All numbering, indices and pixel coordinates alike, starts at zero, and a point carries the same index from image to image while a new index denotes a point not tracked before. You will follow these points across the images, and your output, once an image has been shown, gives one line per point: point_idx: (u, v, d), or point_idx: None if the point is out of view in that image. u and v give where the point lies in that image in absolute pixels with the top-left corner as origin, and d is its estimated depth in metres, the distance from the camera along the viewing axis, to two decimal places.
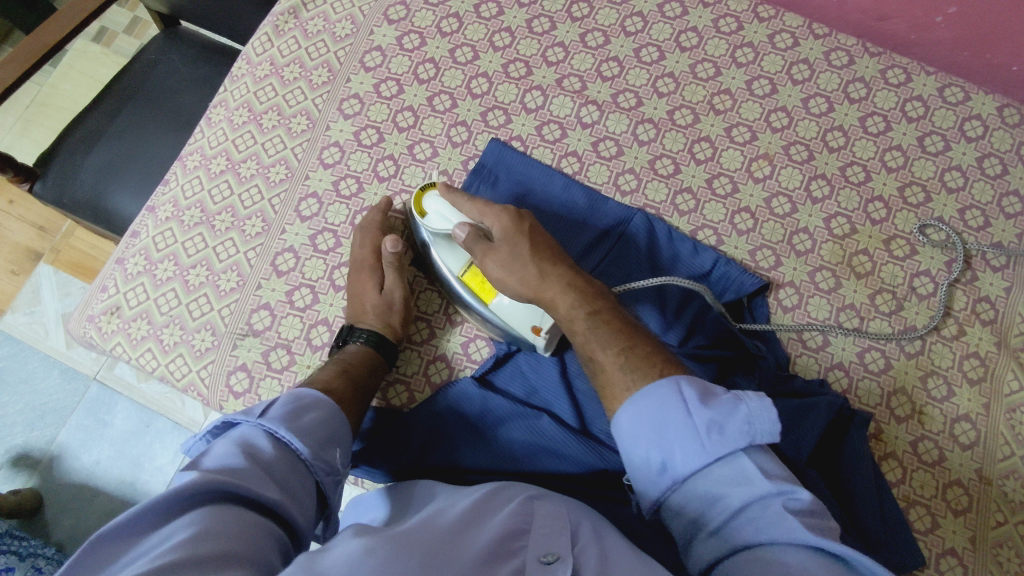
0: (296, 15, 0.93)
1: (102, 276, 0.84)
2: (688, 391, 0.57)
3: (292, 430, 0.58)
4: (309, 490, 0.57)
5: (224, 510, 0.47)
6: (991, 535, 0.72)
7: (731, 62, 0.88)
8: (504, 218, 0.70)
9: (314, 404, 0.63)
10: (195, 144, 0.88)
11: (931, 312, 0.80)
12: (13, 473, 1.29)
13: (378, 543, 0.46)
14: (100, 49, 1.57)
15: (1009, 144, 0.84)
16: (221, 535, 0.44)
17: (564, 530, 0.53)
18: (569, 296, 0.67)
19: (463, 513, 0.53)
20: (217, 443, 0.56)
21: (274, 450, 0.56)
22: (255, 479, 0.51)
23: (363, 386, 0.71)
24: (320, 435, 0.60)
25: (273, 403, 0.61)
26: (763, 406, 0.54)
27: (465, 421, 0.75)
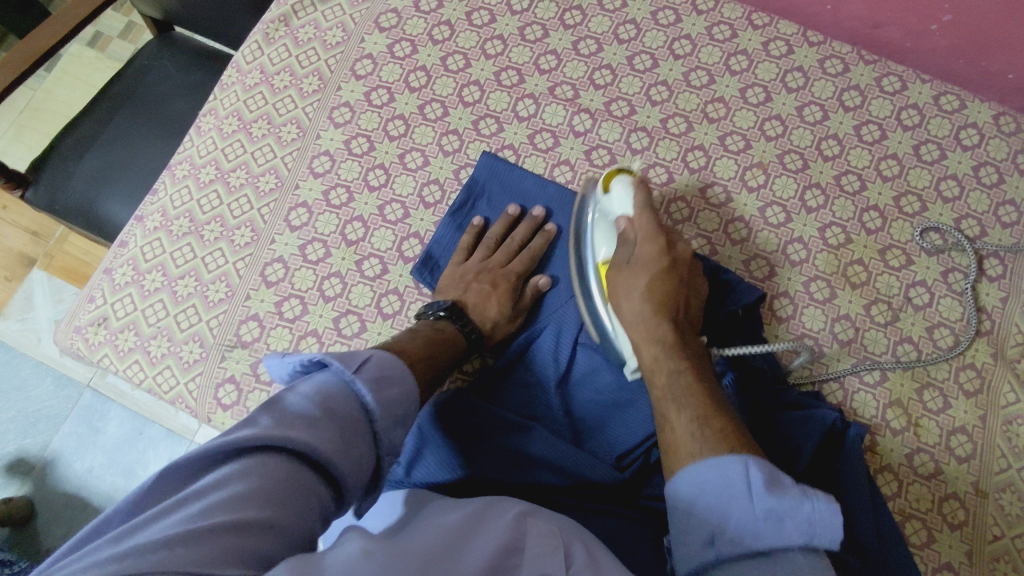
0: (287, 22, 0.92)
1: (90, 286, 0.83)
2: (757, 473, 0.54)
3: (376, 396, 0.55)
4: (369, 459, 0.53)
5: (274, 468, 0.46)
6: (988, 549, 0.72)
7: (725, 70, 0.88)
8: (653, 244, 0.70)
9: (398, 375, 0.59)
10: (185, 153, 0.87)
11: (927, 323, 0.79)
12: (6, 481, 1.29)
13: (377, 548, 0.45)
14: (94, 53, 1.56)
15: (1006, 152, 0.83)
16: (264, 494, 0.44)
17: (558, 551, 0.51)
18: (656, 349, 0.66)
19: (457, 527, 0.52)
20: (302, 385, 0.54)
21: (351, 408, 0.53)
22: (317, 436, 0.49)
23: (443, 366, 0.69)
24: (398, 411, 0.57)
25: (366, 359, 0.58)
26: (829, 510, 0.52)
27: (472, 428, 0.72)
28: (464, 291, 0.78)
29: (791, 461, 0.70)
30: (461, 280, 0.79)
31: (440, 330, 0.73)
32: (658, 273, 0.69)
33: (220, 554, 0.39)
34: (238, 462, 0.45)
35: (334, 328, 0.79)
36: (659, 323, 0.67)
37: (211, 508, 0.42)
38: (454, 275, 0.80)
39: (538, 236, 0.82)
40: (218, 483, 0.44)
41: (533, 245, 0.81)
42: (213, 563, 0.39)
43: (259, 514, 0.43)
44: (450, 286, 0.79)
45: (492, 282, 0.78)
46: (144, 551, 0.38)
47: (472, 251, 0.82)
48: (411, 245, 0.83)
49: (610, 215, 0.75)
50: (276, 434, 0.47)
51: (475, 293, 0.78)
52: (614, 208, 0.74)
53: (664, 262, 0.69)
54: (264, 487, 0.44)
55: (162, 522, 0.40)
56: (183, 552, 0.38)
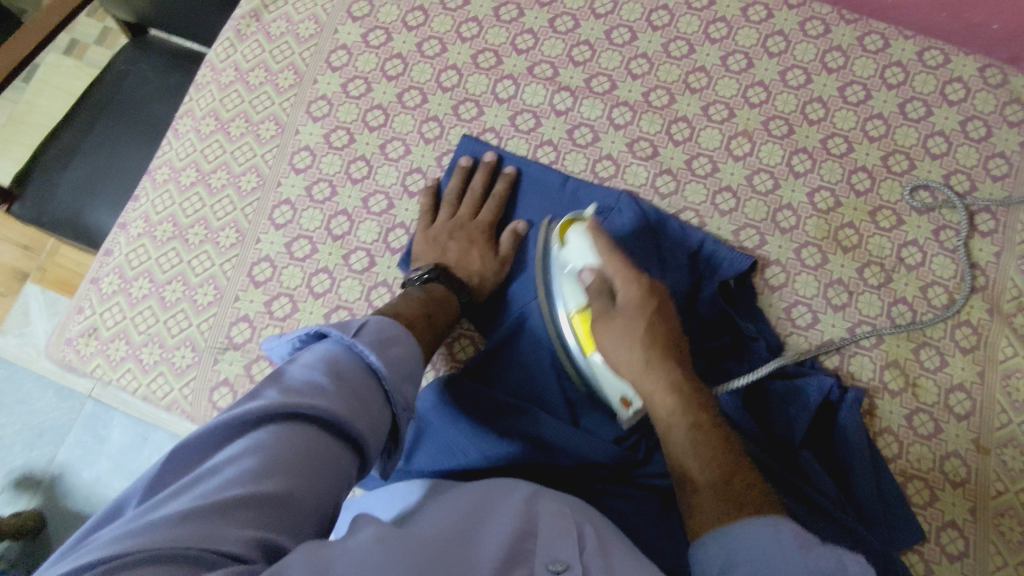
0: (258, 18, 0.91)
1: (77, 297, 0.83)
2: (790, 533, 0.50)
3: (381, 357, 0.54)
4: (383, 416, 0.52)
5: (285, 437, 0.45)
6: (991, 504, 0.72)
7: (705, 38, 0.86)
8: (637, 287, 0.64)
9: (401, 332, 0.58)
10: (164, 157, 0.87)
11: (921, 282, 0.78)
12: (15, 495, 1.30)
13: (390, 535, 0.45)
14: (73, 61, 1.55)
15: (993, 105, 0.82)
16: (280, 465, 0.44)
17: (571, 532, 0.51)
18: (671, 402, 0.60)
19: (474, 513, 0.51)
20: (302, 355, 0.53)
21: (357, 371, 0.52)
22: (328, 399, 0.48)
23: (439, 329, 0.70)
24: (407, 368, 0.56)
25: (366, 321, 0.56)
26: (866, 574, 0.48)
27: (474, 411, 0.72)
28: (443, 251, 0.78)
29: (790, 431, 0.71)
30: (437, 241, 0.79)
31: (432, 292, 0.73)
32: (650, 315, 0.63)
33: (241, 528, 0.40)
34: (253, 434, 0.45)
35: (326, 324, 0.78)
36: (666, 370, 0.61)
37: (227, 484, 0.41)
38: (429, 237, 0.79)
39: (500, 179, 0.82)
40: (235, 456, 0.44)
41: (496, 191, 0.82)
42: (234, 537, 0.39)
43: (280, 484, 0.43)
44: (424, 249, 0.79)
45: (468, 238, 0.79)
46: (164, 524, 0.38)
47: (437, 211, 0.82)
48: (398, 235, 0.82)
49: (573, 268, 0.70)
50: (284, 402, 0.47)
51: (455, 250, 0.78)
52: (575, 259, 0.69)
53: (650, 309, 0.63)
54: (281, 457, 0.44)
55: (181, 496, 0.41)
56: (204, 524, 0.39)
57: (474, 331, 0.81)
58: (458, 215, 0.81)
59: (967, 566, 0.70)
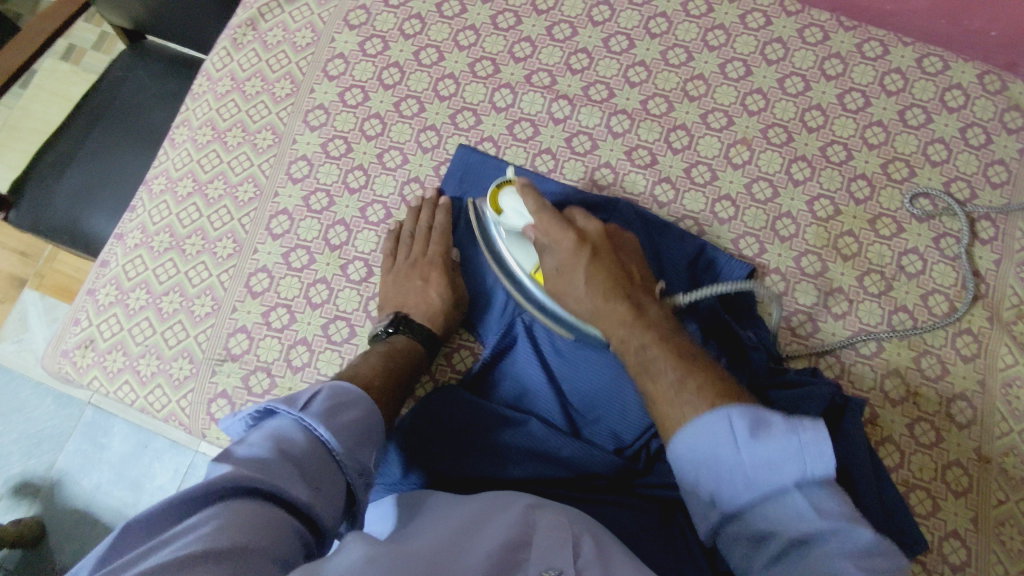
0: (254, 26, 0.90)
1: (74, 308, 0.83)
2: (739, 417, 0.54)
3: (329, 425, 0.55)
4: (338, 485, 0.53)
5: (241, 506, 0.45)
6: (993, 513, 0.71)
7: (703, 46, 0.86)
8: (568, 242, 0.66)
9: (352, 400, 0.59)
10: (161, 167, 0.86)
11: (921, 290, 0.78)
12: (14, 502, 1.29)
13: (380, 552, 0.45)
14: (69, 67, 1.55)
15: (993, 112, 0.82)
16: (238, 530, 0.43)
17: (567, 542, 0.50)
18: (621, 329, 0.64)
19: (464, 529, 0.52)
20: (251, 433, 0.53)
21: (306, 443, 0.53)
22: (278, 476, 0.48)
23: (404, 377, 0.69)
24: (357, 433, 0.57)
25: (313, 391, 0.58)
26: (817, 440, 0.51)
27: (466, 426, 0.72)
28: (404, 298, 0.77)
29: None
30: (397, 289, 0.77)
31: (394, 342, 0.72)
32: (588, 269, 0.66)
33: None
34: (206, 507, 0.45)
35: (323, 335, 0.78)
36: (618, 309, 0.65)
37: (188, 548, 0.40)
38: (391, 279, 0.78)
39: (439, 211, 0.81)
40: (188, 526, 0.42)
41: (440, 223, 0.81)
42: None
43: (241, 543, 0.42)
44: (387, 293, 0.78)
45: (423, 275, 0.77)
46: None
47: (395, 252, 0.80)
48: None
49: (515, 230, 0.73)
50: (235, 475, 0.47)
51: (414, 295, 0.76)
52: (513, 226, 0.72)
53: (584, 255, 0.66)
54: (237, 522, 0.43)
55: (137, 567, 0.39)
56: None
57: (472, 342, 0.81)
58: (413, 253, 0.79)
59: None
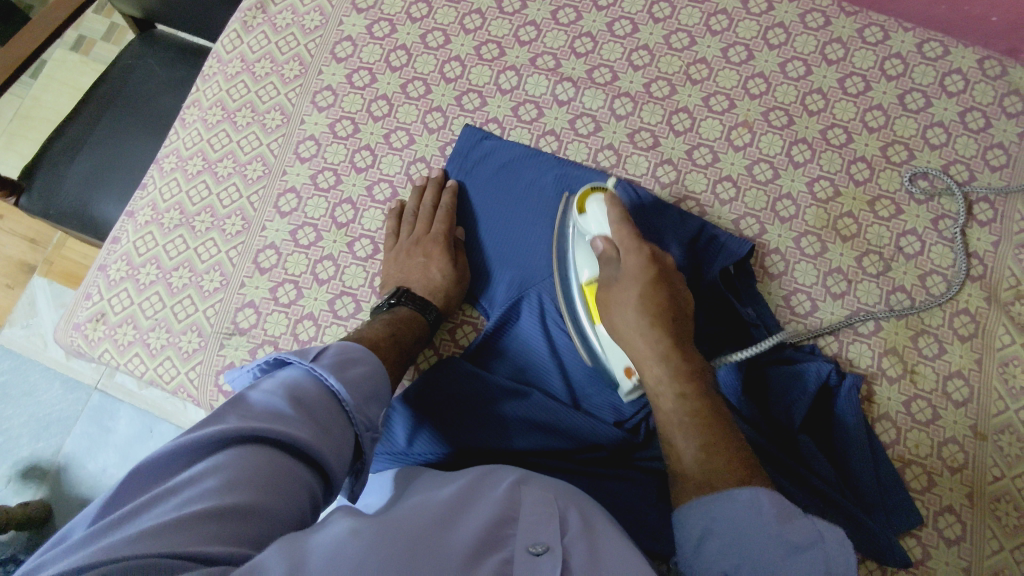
0: (264, 9, 0.92)
1: (86, 284, 0.84)
2: (768, 503, 0.52)
3: (340, 377, 0.57)
4: (347, 436, 0.55)
5: (250, 455, 0.47)
6: (988, 489, 0.72)
7: (706, 30, 0.87)
8: (638, 256, 0.66)
9: (361, 356, 0.61)
10: (171, 146, 0.88)
11: (919, 271, 0.79)
12: (22, 485, 1.30)
13: (364, 526, 0.46)
14: (79, 57, 1.56)
15: (992, 96, 0.83)
16: (244, 481, 0.45)
17: (554, 518, 0.52)
18: (659, 369, 0.63)
19: (451, 502, 0.52)
20: (264, 380, 0.55)
21: (317, 392, 0.54)
22: (288, 420, 0.50)
23: (407, 345, 0.71)
24: (367, 387, 0.59)
25: (324, 347, 0.59)
26: (844, 547, 0.51)
27: (469, 399, 0.73)
28: (405, 273, 0.78)
29: (789, 416, 0.72)
30: (399, 263, 0.79)
31: (396, 313, 0.73)
32: (647, 282, 0.65)
33: (207, 541, 0.40)
34: (211, 457, 0.46)
35: (330, 310, 0.79)
36: (660, 337, 0.63)
37: (192, 501, 0.42)
38: (394, 257, 0.79)
39: (445, 192, 0.82)
40: (191, 477, 0.44)
41: (445, 203, 0.81)
42: (203, 546, 0.40)
43: (241, 498, 0.44)
44: (390, 271, 0.79)
45: (425, 252, 0.77)
46: (124, 544, 0.38)
47: (399, 231, 0.81)
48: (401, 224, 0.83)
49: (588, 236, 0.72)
50: (242, 426, 0.48)
51: (415, 271, 0.77)
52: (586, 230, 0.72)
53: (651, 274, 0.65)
54: (241, 475, 0.45)
55: (140, 518, 0.41)
56: (170, 541, 0.39)
57: (476, 318, 0.82)
58: (415, 231, 0.80)
59: (963, 550, 0.70)
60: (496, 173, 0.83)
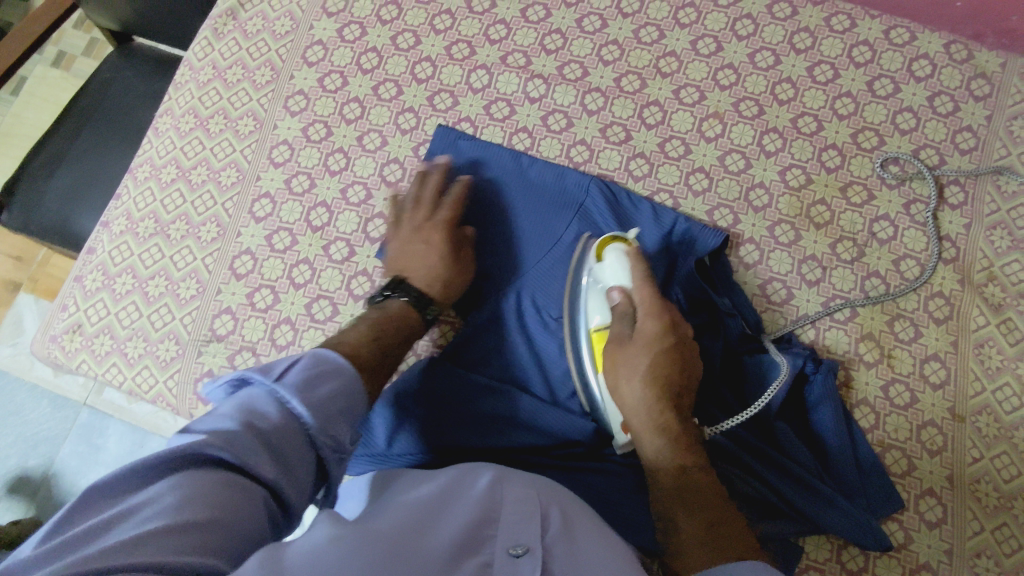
0: (234, 16, 0.92)
1: (62, 296, 0.84)
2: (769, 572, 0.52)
3: (307, 397, 0.53)
4: (307, 459, 0.52)
5: (204, 481, 0.44)
6: (968, 471, 0.72)
7: (674, 24, 0.88)
8: (656, 322, 0.67)
9: (334, 369, 0.57)
10: (145, 156, 0.88)
11: (893, 256, 0.79)
12: (11, 503, 1.29)
13: (344, 533, 0.45)
14: (60, 73, 1.56)
15: (960, 80, 0.83)
16: (205, 503, 0.43)
17: (535, 516, 0.51)
18: (660, 441, 0.64)
19: (430, 502, 0.51)
20: (222, 404, 0.52)
21: (278, 416, 0.51)
22: (244, 447, 0.47)
23: (393, 346, 0.68)
24: (340, 406, 0.55)
25: (292, 361, 0.55)
26: None
27: (450, 400, 0.73)
28: (406, 260, 0.77)
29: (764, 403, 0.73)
30: (401, 250, 0.78)
31: (387, 308, 0.72)
32: (661, 352, 0.66)
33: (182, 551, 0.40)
34: (170, 478, 0.44)
35: (307, 314, 0.79)
36: None
37: (152, 521, 0.41)
38: (395, 242, 0.78)
39: (456, 183, 0.80)
40: (153, 496, 0.42)
41: (453, 193, 0.79)
42: (180, 556, 0.39)
43: (212, 513, 0.43)
44: (391, 255, 0.78)
45: (426, 240, 0.76)
46: (100, 557, 0.37)
47: (401, 214, 0.80)
48: (377, 226, 0.82)
49: (603, 284, 0.72)
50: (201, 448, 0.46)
51: (417, 259, 0.76)
52: (609, 278, 0.71)
53: (667, 342, 0.67)
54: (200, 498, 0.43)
55: (100, 537, 0.39)
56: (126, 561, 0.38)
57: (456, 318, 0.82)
58: (421, 215, 0.79)
59: (945, 532, 0.70)
60: (472, 172, 0.83)
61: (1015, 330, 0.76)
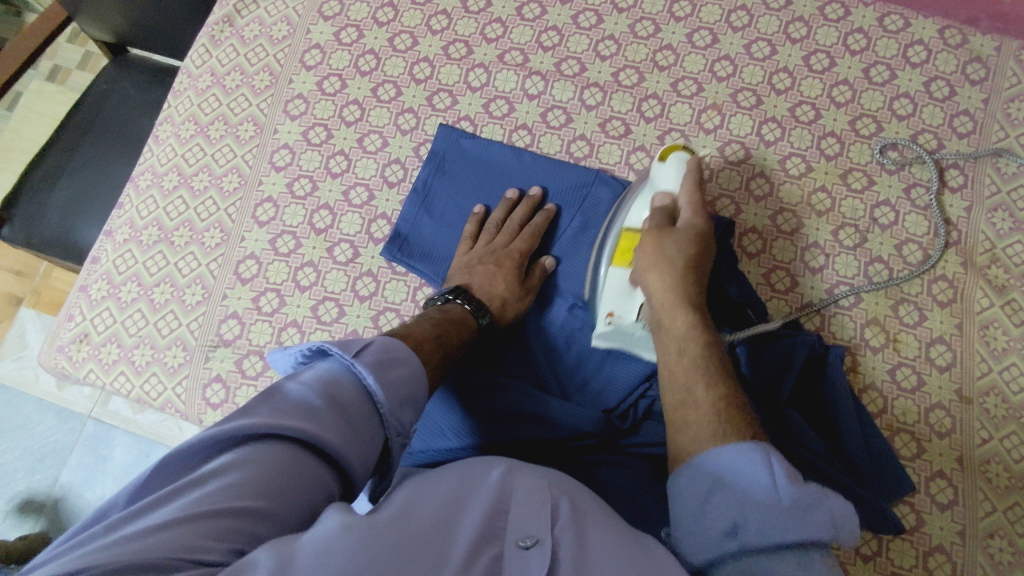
0: (231, 23, 0.92)
1: (67, 306, 0.84)
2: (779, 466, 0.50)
3: (378, 379, 0.55)
4: (373, 440, 0.54)
5: (266, 455, 0.47)
6: (978, 452, 0.73)
7: (669, 17, 0.88)
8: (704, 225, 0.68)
9: (402, 357, 0.59)
10: (146, 164, 0.88)
11: (896, 241, 0.79)
12: (19, 518, 1.29)
13: (356, 519, 0.45)
14: (55, 87, 1.56)
15: (955, 64, 0.84)
16: (259, 482, 0.45)
17: (545, 507, 0.51)
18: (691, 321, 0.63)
19: (441, 495, 0.51)
20: (305, 371, 0.55)
21: (352, 393, 0.53)
22: (310, 421, 0.50)
23: (452, 344, 0.68)
24: (404, 392, 0.57)
25: (367, 344, 0.57)
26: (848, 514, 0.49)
27: (472, 397, 0.73)
28: (469, 275, 0.77)
29: (776, 389, 0.73)
30: (467, 267, 0.78)
31: (447, 311, 0.71)
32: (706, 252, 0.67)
33: (215, 536, 0.41)
34: (235, 451, 0.47)
35: (313, 316, 0.79)
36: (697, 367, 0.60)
37: (203, 499, 0.43)
38: (465, 259, 0.79)
39: (539, 214, 0.80)
40: (217, 469, 0.45)
41: (535, 222, 0.80)
42: (213, 542, 0.41)
43: (253, 499, 0.44)
44: (457, 273, 0.78)
45: (497, 261, 0.77)
46: (142, 536, 0.40)
47: (477, 237, 0.81)
48: (380, 226, 0.83)
49: (655, 187, 0.72)
50: (272, 421, 0.48)
51: (481, 275, 0.76)
52: (662, 183, 0.72)
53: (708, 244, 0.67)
54: (255, 477, 0.45)
55: (156, 512, 0.42)
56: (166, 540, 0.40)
57: None
58: (494, 242, 0.79)
59: (957, 514, 0.71)
60: (478, 172, 0.84)
61: (1019, 311, 0.77)
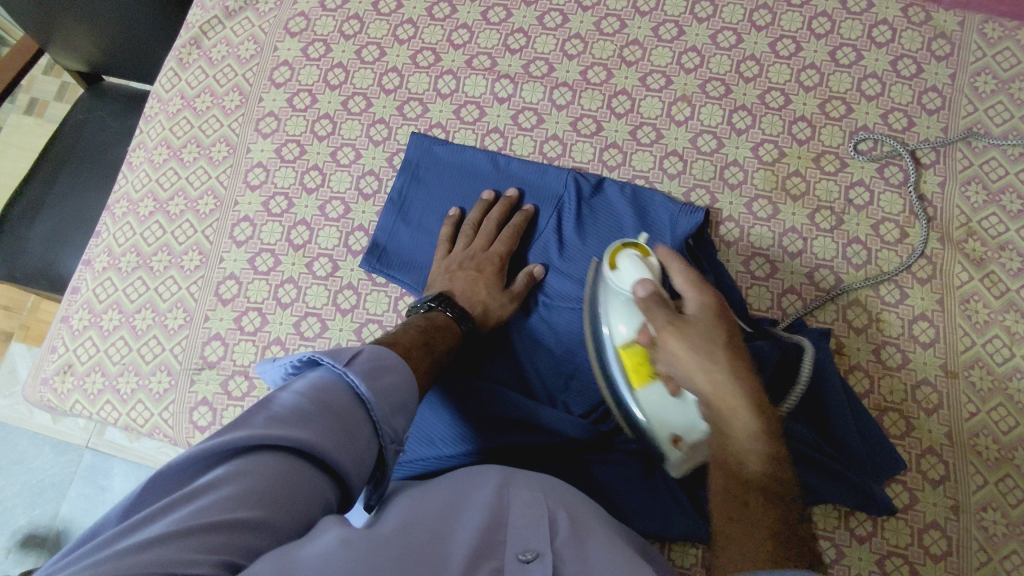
0: (198, 45, 0.92)
1: (51, 338, 0.84)
2: None
3: (369, 387, 0.55)
4: (369, 448, 0.53)
5: (260, 467, 0.47)
6: (966, 427, 0.73)
7: (634, 12, 0.88)
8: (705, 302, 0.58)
9: (393, 364, 0.59)
10: (121, 191, 0.88)
11: (872, 221, 0.80)
12: (22, 554, 1.28)
13: (354, 534, 0.45)
14: (34, 120, 1.56)
15: (920, 42, 0.84)
16: (254, 494, 0.45)
17: (543, 520, 0.51)
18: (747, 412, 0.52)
19: (436, 511, 0.51)
20: (294, 382, 0.55)
21: (345, 401, 0.53)
22: (307, 431, 0.49)
23: (439, 351, 0.68)
24: (395, 399, 0.57)
25: (357, 352, 0.58)
26: None
27: (466, 404, 0.73)
28: (451, 281, 0.76)
29: None
30: (448, 271, 0.78)
31: (432, 318, 0.71)
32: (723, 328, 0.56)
33: (212, 548, 0.41)
34: (230, 463, 0.47)
35: (296, 332, 0.79)
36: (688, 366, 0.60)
37: (198, 512, 0.43)
38: (444, 265, 0.78)
39: (518, 213, 0.81)
40: (212, 482, 0.45)
41: (514, 223, 0.80)
42: (207, 554, 0.40)
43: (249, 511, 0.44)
44: (437, 278, 0.78)
45: (477, 267, 0.76)
46: (137, 548, 0.39)
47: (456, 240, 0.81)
48: (358, 238, 0.83)
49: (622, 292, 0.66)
50: (267, 433, 0.48)
51: (463, 280, 0.76)
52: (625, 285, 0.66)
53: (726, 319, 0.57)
54: (251, 489, 0.45)
55: (150, 525, 0.42)
56: (161, 552, 0.39)
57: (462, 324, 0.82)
58: (473, 245, 0.79)
59: (949, 489, 0.71)
60: (452, 177, 0.84)
61: (999, 283, 0.77)
